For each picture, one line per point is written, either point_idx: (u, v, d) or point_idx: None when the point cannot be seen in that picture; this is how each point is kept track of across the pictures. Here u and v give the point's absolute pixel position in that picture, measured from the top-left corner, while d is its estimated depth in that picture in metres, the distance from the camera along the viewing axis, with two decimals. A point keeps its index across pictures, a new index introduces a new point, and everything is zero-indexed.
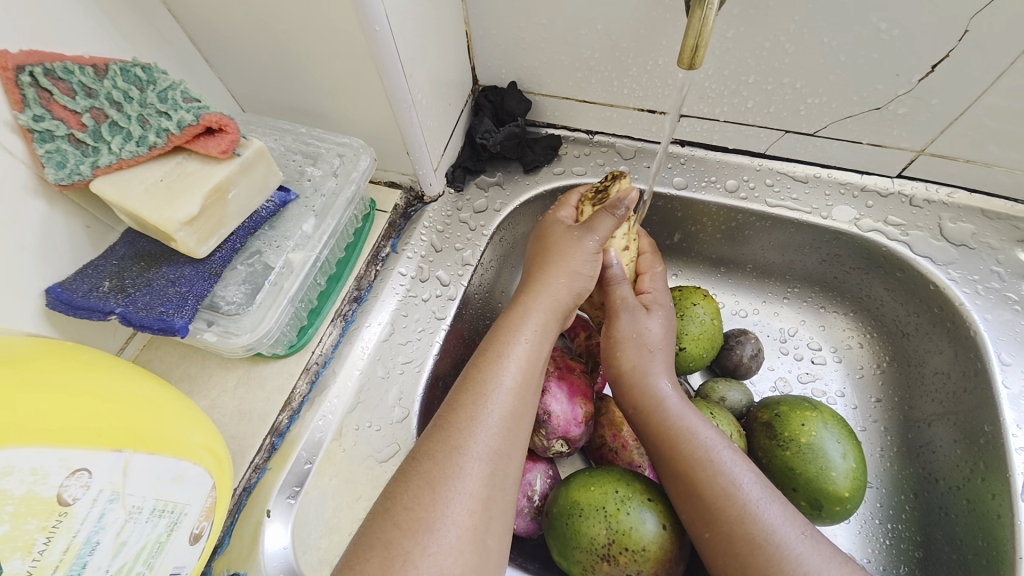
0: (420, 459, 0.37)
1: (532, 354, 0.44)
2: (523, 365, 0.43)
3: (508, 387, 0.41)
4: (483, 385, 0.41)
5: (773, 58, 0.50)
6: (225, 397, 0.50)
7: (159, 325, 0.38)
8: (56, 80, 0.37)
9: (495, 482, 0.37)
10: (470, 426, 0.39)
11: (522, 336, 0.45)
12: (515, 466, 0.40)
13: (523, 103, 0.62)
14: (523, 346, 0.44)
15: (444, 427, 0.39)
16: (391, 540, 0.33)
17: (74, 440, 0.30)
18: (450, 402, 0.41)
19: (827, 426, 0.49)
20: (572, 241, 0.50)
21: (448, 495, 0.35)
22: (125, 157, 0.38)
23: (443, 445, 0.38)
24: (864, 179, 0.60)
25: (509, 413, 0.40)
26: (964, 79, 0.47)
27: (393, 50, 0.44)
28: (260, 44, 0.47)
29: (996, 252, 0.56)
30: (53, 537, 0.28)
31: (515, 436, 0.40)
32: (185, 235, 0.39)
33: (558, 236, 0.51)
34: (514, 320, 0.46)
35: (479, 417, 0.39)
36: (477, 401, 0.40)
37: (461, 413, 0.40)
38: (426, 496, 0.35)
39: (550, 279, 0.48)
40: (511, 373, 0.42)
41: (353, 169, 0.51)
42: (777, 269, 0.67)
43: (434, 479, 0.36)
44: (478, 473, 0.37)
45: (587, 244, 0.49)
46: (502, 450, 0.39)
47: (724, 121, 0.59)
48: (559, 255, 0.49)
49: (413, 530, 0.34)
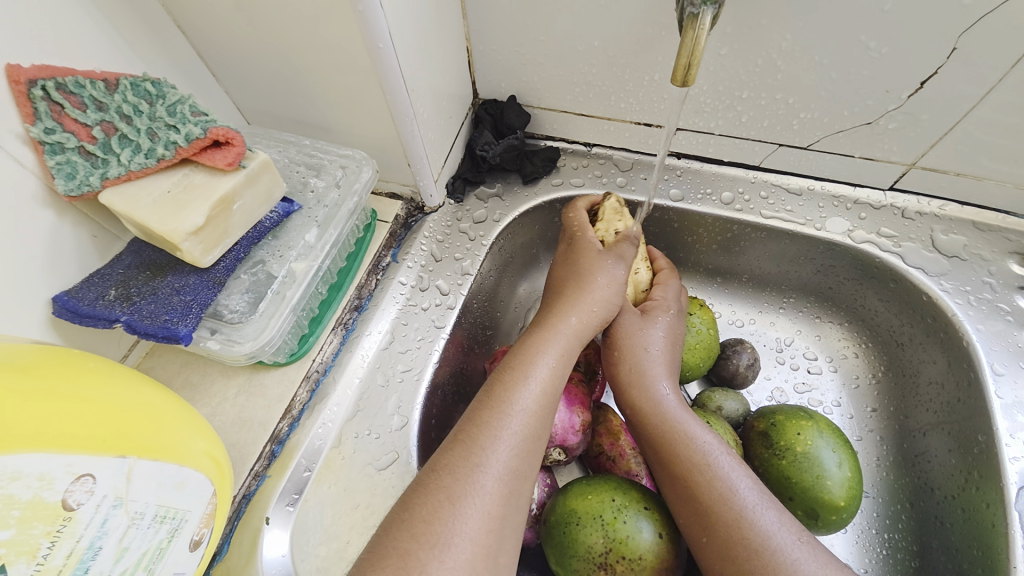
0: (439, 473, 0.38)
1: (555, 377, 0.45)
2: (546, 388, 0.44)
3: (531, 408, 0.42)
4: (505, 402, 0.42)
5: (765, 74, 0.52)
6: (226, 404, 0.50)
7: (163, 334, 0.39)
8: (67, 94, 0.38)
9: (512, 500, 0.38)
10: (492, 443, 0.39)
11: (547, 358, 0.45)
12: (529, 484, 0.40)
13: (523, 116, 0.63)
14: (548, 368, 0.45)
15: (466, 442, 0.39)
16: (408, 551, 0.33)
17: (80, 447, 0.30)
18: (471, 417, 0.42)
19: (822, 435, 0.49)
20: (601, 270, 0.51)
21: (465, 510, 0.36)
22: (133, 169, 0.39)
23: (462, 460, 0.38)
24: (857, 192, 0.61)
25: (530, 433, 0.41)
26: (953, 95, 0.48)
27: (395, 67, 0.45)
28: (266, 60, 0.48)
29: (988, 263, 0.57)
30: (57, 542, 0.28)
31: (533, 455, 0.41)
32: (192, 244, 0.39)
33: (593, 261, 0.51)
34: (540, 340, 0.47)
35: (500, 434, 0.40)
36: (500, 419, 0.41)
37: (483, 430, 0.40)
38: (445, 511, 0.35)
39: (578, 301, 0.49)
40: (533, 394, 0.43)
41: (356, 181, 0.52)
42: (772, 279, 0.68)
43: (454, 494, 0.36)
44: (495, 490, 0.37)
45: (616, 275, 0.51)
46: (520, 468, 0.39)
47: (719, 135, 0.60)
48: (592, 282, 0.50)
49: (430, 544, 0.34)
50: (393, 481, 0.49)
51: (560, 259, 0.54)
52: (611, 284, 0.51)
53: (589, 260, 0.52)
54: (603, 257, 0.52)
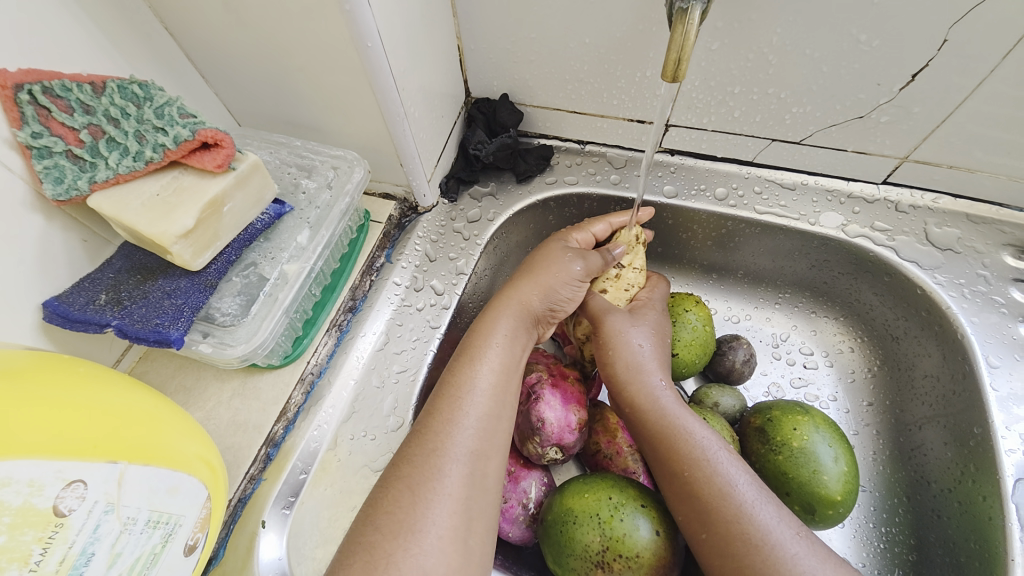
0: (399, 464, 0.38)
1: (505, 358, 0.45)
2: (497, 368, 0.44)
3: (484, 389, 0.42)
4: (458, 387, 0.42)
5: (757, 69, 0.52)
6: (221, 408, 0.50)
7: (154, 337, 0.39)
8: (54, 98, 0.37)
9: (475, 482, 0.38)
10: (447, 428, 0.39)
11: (495, 341, 0.45)
12: (497, 464, 0.40)
13: (516, 114, 0.63)
14: (496, 350, 0.45)
15: (421, 432, 0.39)
16: (373, 543, 0.34)
17: (71, 453, 0.30)
18: (429, 405, 0.42)
19: (818, 429, 0.49)
20: (556, 262, 0.51)
21: (427, 497, 0.36)
22: (122, 172, 0.39)
23: (420, 449, 0.38)
24: (850, 186, 0.61)
25: (486, 414, 0.41)
26: (944, 87, 0.48)
27: (384, 66, 0.45)
28: (255, 60, 0.48)
29: (982, 256, 0.57)
30: (49, 548, 0.28)
31: (494, 435, 0.40)
32: (181, 247, 0.39)
33: (550, 254, 0.52)
34: (486, 324, 0.47)
35: (455, 419, 0.40)
36: (452, 404, 0.41)
37: (437, 416, 0.40)
38: (406, 500, 0.35)
39: (525, 287, 0.49)
40: (486, 376, 0.43)
41: (347, 181, 0.52)
42: (768, 275, 0.68)
43: (413, 482, 0.36)
44: (456, 474, 0.37)
45: (572, 269, 0.51)
46: (481, 450, 0.39)
47: (712, 131, 0.60)
48: (544, 270, 0.50)
49: (393, 533, 0.34)
50: None
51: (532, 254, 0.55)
52: (563, 278, 0.50)
53: (547, 253, 0.52)
54: (563, 252, 0.52)
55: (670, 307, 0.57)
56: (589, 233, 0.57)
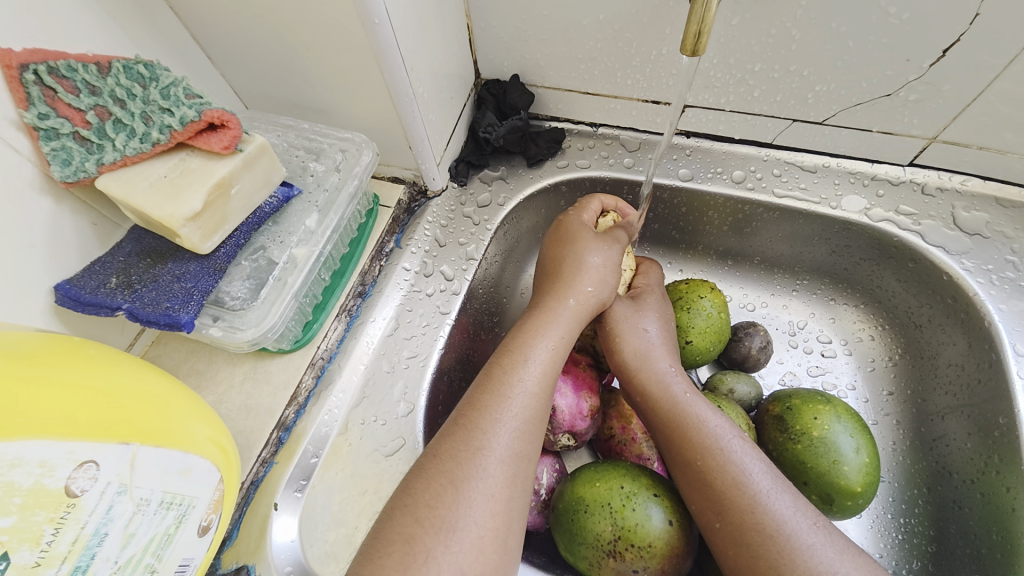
0: (441, 458, 0.37)
1: (554, 360, 0.44)
2: (545, 370, 0.43)
3: (531, 391, 0.41)
4: (505, 385, 0.41)
5: (779, 46, 0.50)
6: (232, 392, 0.50)
7: (165, 321, 0.39)
8: (59, 79, 0.37)
9: (516, 482, 0.37)
10: (493, 427, 0.38)
11: (547, 341, 0.45)
12: (533, 467, 0.40)
13: (526, 95, 0.61)
14: (547, 351, 0.44)
15: (467, 426, 0.39)
16: (413, 536, 0.33)
17: (81, 434, 0.30)
18: (472, 400, 0.41)
19: (839, 419, 0.48)
20: (598, 252, 0.51)
21: (470, 495, 0.35)
22: (129, 154, 0.39)
23: (465, 445, 0.37)
24: (874, 168, 0.58)
25: (531, 416, 0.41)
26: (977, 64, 0.46)
27: (393, 43, 0.44)
28: (261, 40, 0.47)
29: (1011, 241, 0.54)
30: (61, 529, 0.28)
31: (534, 437, 0.40)
32: (190, 230, 0.39)
33: (587, 244, 0.51)
34: (540, 322, 0.46)
35: (501, 418, 0.39)
36: (501, 402, 0.40)
37: (484, 414, 0.39)
38: (449, 495, 0.35)
39: (579, 284, 0.49)
40: (534, 377, 0.42)
41: (356, 164, 0.52)
42: (784, 260, 0.66)
43: (457, 478, 0.36)
44: (499, 474, 0.37)
45: (612, 256, 0.52)
46: (523, 452, 0.39)
47: (730, 111, 0.58)
48: (590, 263, 0.50)
49: (435, 528, 0.33)
50: (400, 467, 0.49)
51: (551, 243, 0.54)
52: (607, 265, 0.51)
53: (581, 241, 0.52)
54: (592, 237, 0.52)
55: (684, 293, 0.55)
56: (591, 212, 0.55)
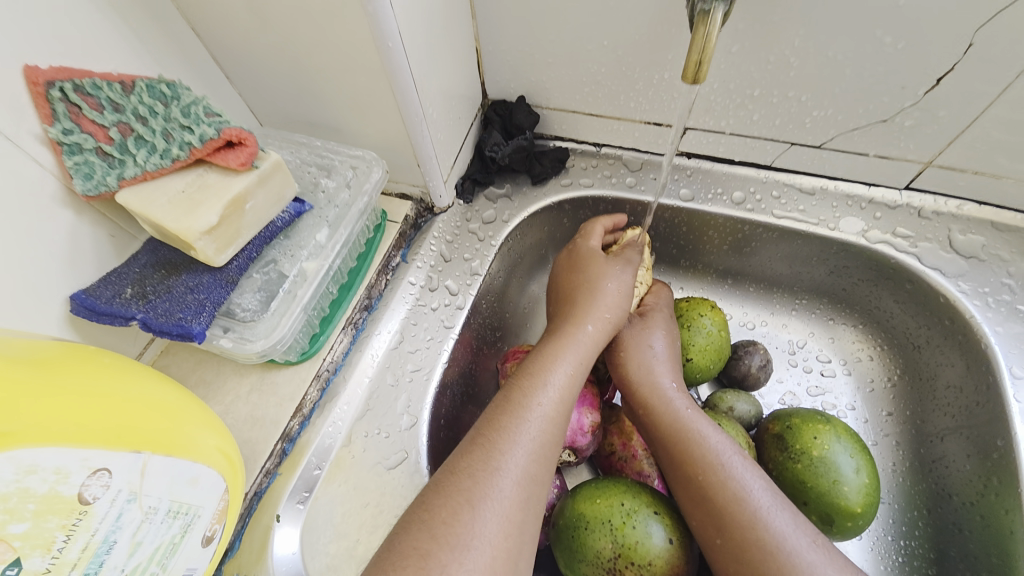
0: (459, 475, 0.37)
1: (571, 384, 0.45)
2: (563, 394, 0.44)
3: (548, 414, 0.42)
4: (523, 407, 0.42)
5: (777, 72, 0.51)
6: (239, 402, 0.51)
7: (177, 331, 0.40)
8: (84, 96, 0.39)
9: (529, 504, 0.38)
10: (510, 448, 0.39)
11: (565, 366, 0.45)
12: (547, 489, 0.40)
13: (532, 116, 0.63)
14: (565, 375, 0.45)
15: (484, 445, 0.39)
16: (428, 552, 0.33)
17: (95, 441, 0.31)
18: (489, 422, 0.41)
19: (839, 439, 0.48)
20: (611, 277, 0.52)
21: (484, 513, 0.35)
22: (149, 169, 0.40)
23: (482, 464, 0.38)
24: (871, 192, 0.60)
25: (546, 439, 0.41)
26: (969, 93, 0.48)
27: (405, 66, 0.45)
28: (279, 61, 0.49)
29: (1007, 264, 0.55)
30: (72, 535, 0.29)
31: (549, 460, 0.41)
32: (205, 243, 0.40)
33: (601, 270, 0.53)
34: (558, 347, 0.47)
35: (518, 440, 0.40)
36: (518, 424, 0.41)
37: (502, 435, 0.40)
38: (465, 513, 0.35)
39: (594, 309, 0.50)
40: (550, 401, 0.43)
41: (366, 181, 0.53)
42: (784, 280, 0.67)
43: (473, 497, 0.36)
44: (512, 494, 0.37)
45: (625, 280, 0.52)
46: (537, 474, 0.39)
47: (730, 134, 0.60)
48: (604, 289, 0.51)
49: (450, 545, 0.34)
50: (403, 480, 0.50)
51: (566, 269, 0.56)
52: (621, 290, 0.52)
53: (595, 270, 0.53)
54: (607, 263, 0.53)
55: (685, 311, 0.56)
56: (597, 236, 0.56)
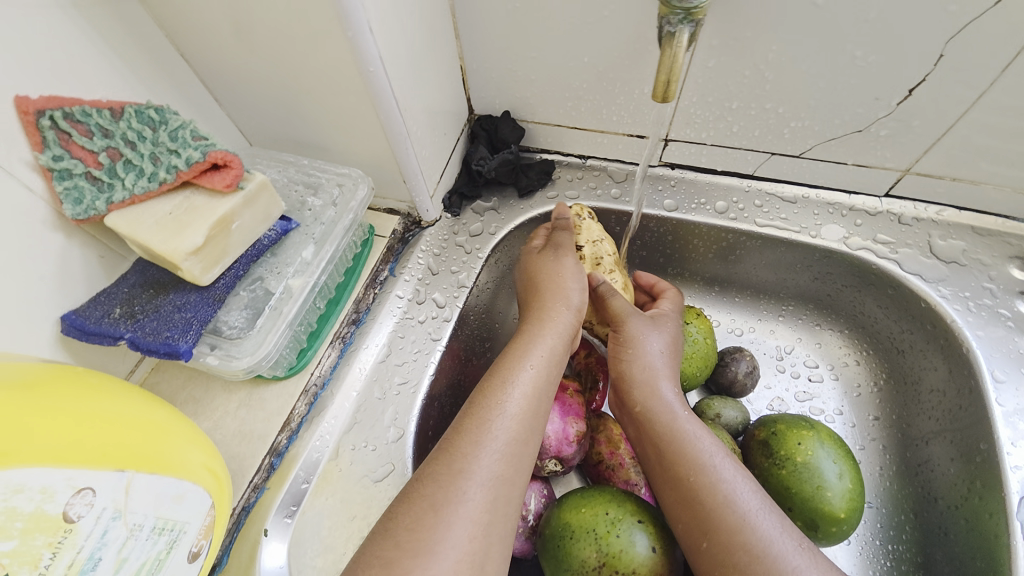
0: (423, 482, 0.38)
1: (537, 381, 0.45)
2: (527, 392, 0.44)
3: (513, 413, 0.42)
4: (486, 409, 0.42)
5: (754, 85, 0.52)
6: (228, 418, 0.52)
7: (164, 349, 0.41)
8: (74, 123, 0.40)
9: (497, 506, 0.38)
10: (474, 451, 0.39)
11: (527, 363, 0.46)
12: (518, 491, 0.40)
13: (517, 130, 0.64)
14: (529, 372, 0.45)
15: (448, 450, 0.40)
16: (392, 560, 0.34)
17: (81, 460, 0.31)
18: (457, 425, 0.42)
19: (823, 445, 0.49)
20: (559, 270, 0.53)
21: (450, 518, 0.36)
22: (137, 192, 0.41)
23: (446, 468, 0.39)
24: (852, 199, 0.61)
25: (513, 438, 0.41)
26: (941, 103, 0.49)
27: (387, 89, 0.47)
28: (265, 84, 0.50)
29: (988, 268, 0.56)
30: (59, 552, 0.30)
31: (518, 460, 0.41)
32: (191, 263, 0.41)
33: (546, 266, 0.54)
34: (521, 345, 0.48)
35: (483, 442, 0.40)
36: (481, 426, 0.41)
37: (465, 438, 0.40)
38: (428, 518, 0.36)
39: (551, 307, 0.51)
40: (515, 401, 0.43)
41: (352, 198, 0.54)
42: (769, 287, 0.68)
43: (436, 502, 0.37)
44: (479, 498, 0.37)
45: (571, 269, 0.53)
46: (505, 476, 0.39)
47: (711, 145, 0.61)
48: (561, 284, 0.52)
49: (415, 551, 0.34)
50: (389, 493, 0.50)
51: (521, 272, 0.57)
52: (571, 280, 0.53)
53: (540, 266, 0.54)
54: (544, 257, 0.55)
55: None
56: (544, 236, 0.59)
